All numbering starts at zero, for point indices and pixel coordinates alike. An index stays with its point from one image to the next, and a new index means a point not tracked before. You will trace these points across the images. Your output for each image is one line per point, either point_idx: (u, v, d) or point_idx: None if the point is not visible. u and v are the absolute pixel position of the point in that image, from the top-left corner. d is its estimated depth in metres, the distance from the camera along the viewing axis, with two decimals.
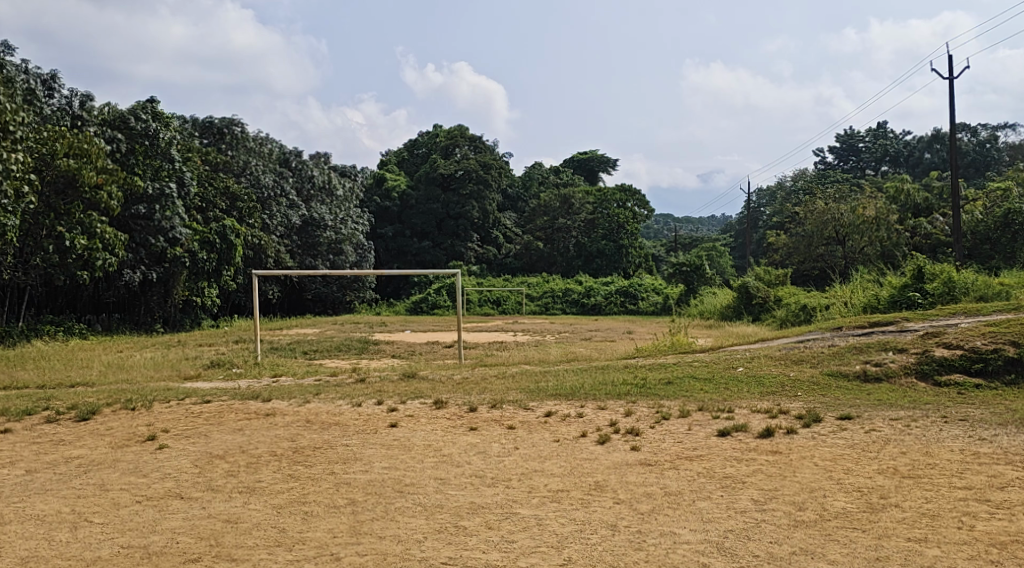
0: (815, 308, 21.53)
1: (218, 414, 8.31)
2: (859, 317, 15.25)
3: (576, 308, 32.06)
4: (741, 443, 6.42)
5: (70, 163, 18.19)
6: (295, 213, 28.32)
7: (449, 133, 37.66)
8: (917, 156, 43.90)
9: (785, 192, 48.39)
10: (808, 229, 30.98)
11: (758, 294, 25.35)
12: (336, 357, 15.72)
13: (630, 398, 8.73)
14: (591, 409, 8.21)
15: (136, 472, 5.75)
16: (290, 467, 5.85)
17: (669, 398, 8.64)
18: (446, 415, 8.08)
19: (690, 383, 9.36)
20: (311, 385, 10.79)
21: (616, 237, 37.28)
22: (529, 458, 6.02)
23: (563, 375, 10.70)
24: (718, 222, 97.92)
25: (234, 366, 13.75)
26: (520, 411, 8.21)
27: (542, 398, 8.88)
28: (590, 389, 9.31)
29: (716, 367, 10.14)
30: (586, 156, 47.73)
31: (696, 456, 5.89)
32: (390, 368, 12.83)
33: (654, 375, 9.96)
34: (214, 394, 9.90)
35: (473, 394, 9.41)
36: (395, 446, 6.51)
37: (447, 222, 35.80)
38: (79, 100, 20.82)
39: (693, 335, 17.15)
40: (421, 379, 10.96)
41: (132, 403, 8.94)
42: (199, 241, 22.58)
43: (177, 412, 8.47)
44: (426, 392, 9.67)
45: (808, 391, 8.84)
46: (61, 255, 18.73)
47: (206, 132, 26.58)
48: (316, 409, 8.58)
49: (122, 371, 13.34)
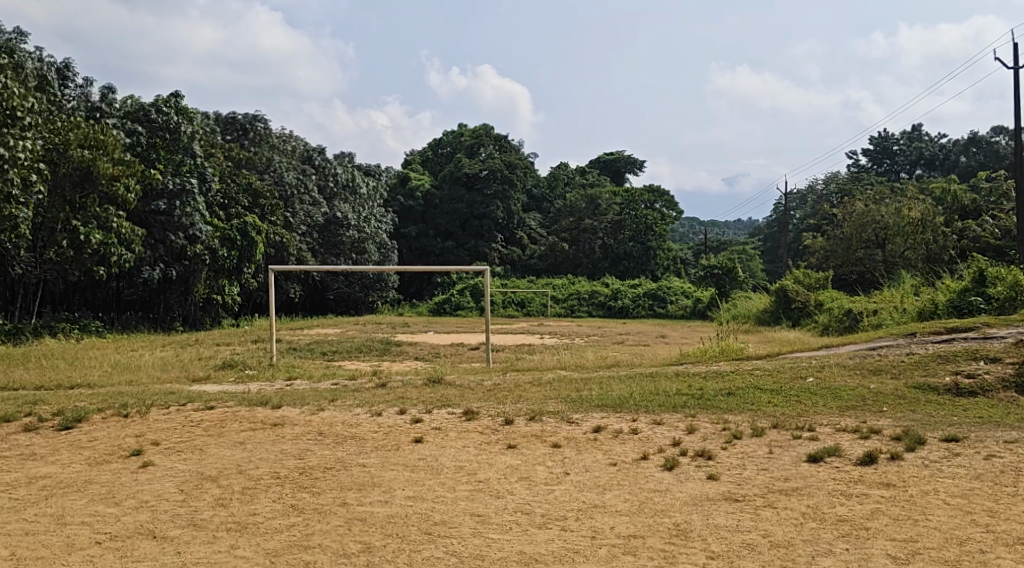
0: (862, 313, 20.20)
1: (219, 424, 7.30)
2: (920, 323, 14.03)
3: (602, 311, 30.89)
4: (841, 472, 5.44)
5: (84, 155, 17.31)
6: (317, 210, 27.36)
7: (475, 132, 36.86)
8: (954, 160, 42.37)
9: (818, 195, 47.10)
10: (847, 232, 29.84)
11: (797, 299, 24.09)
12: (357, 360, 14.73)
13: (689, 410, 7.69)
14: (645, 424, 7.15)
15: (107, 498, 4.72)
16: (294, 495, 4.79)
17: (733, 412, 7.62)
18: (478, 428, 7.02)
19: (755, 395, 8.35)
20: (327, 390, 9.76)
21: (643, 239, 36.03)
22: (585, 488, 4.93)
23: (608, 382, 9.59)
24: (746, 226, 96.09)
25: (247, 368, 12.77)
26: (564, 425, 7.13)
27: (588, 409, 7.84)
28: (641, 399, 8.24)
29: (783, 378, 9.09)
30: (614, 157, 46.57)
31: (793, 491, 4.89)
32: (414, 371, 11.80)
33: (712, 385, 8.88)
34: (221, 399, 8.93)
35: (507, 403, 8.33)
36: (420, 469, 5.45)
37: (471, 222, 34.77)
38: (100, 92, 20.14)
39: (741, 339, 16.06)
40: (448, 385, 9.91)
41: (127, 410, 7.97)
42: (219, 238, 21.61)
43: (175, 420, 7.47)
44: (454, 400, 8.60)
45: (894, 407, 7.89)
46: (75, 250, 17.94)
47: (228, 127, 25.73)
48: (330, 418, 7.56)
49: (127, 372, 12.39)
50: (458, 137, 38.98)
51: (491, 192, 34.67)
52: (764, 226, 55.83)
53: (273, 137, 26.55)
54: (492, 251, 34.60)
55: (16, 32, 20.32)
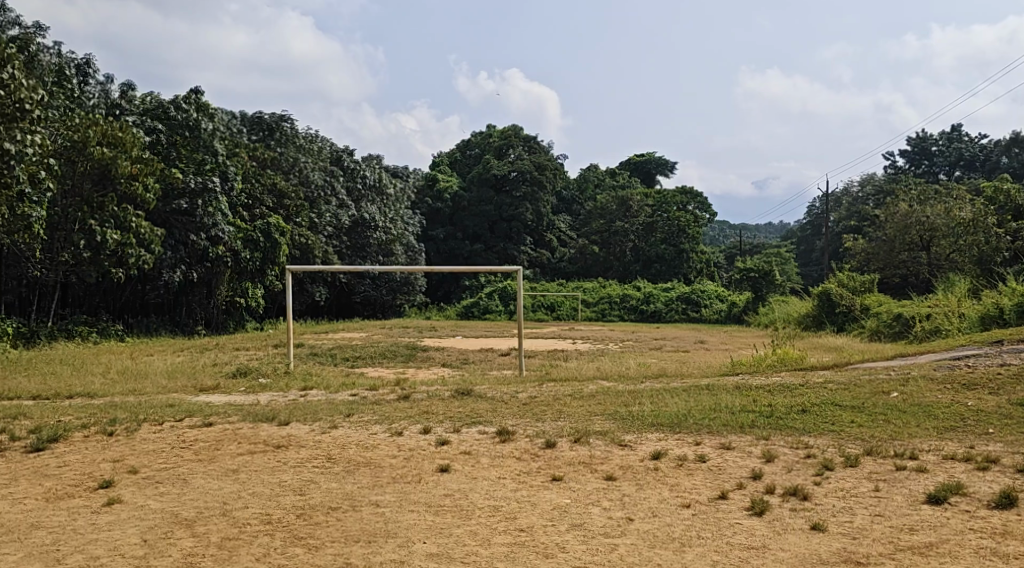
0: (913, 318, 18.81)
1: (215, 445, 6.30)
2: (986, 334, 12.69)
3: (634, 315, 29.74)
4: (980, 517, 4.33)
5: (104, 152, 16.49)
6: (344, 212, 26.46)
7: (504, 133, 35.87)
8: (994, 161, 40.58)
9: (853, 197, 45.44)
10: (889, 234, 28.45)
11: (841, 302, 22.66)
12: (381, 367, 13.75)
13: (760, 432, 6.61)
14: (712, 449, 6.05)
15: (48, 553, 3.81)
16: (285, 551, 3.84)
17: (816, 437, 6.49)
18: (514, 453, 5.97)
19: (834, 414, 7.23)
20: (343, 402, 8.72)
21: (676, 241, 34.60)
22: (656, 543, 3.90)
23: (661, 395, 8.45)
24: (778, 229, 94.12)
25: (260, 376, 11.82)
26: (616, 450, 6.03)
27: (642, 429, 6.76)
28: (704, 418, 7.11)
29: (862, 393, 7.93)
30: (644, 158, 45.31)
31: (929, 550, 3.83)
32: (440, 381, 10.75)
33: (782, 401, 7.73)
34: (224, 413, 7.96)
35: (547, 420, 7.26)
36: (448, 510, 4.41)
37: (500, 224, 33.69)
38: (120, 90, 19.44)
39: (790, 347, 14.80)
40: (479, 399, 8.85)
41: (112, 428, 7.02)
42: (242, 240, 20.80)
43: (165, 441, 6.48)
44: (486, 416, 7.55)
45: (1003, 428, 6.71)
46: (93, 251, 17.05)
47: (254, 127, 24.88)
48: (343, 438, 6.56)
49: (133, 380, 11.48)
50: (487, 139, 37.96)
51: (520, 195, 33.59)
52: (798, 229, 54.21)
53: (299, 137, 25.66)
54: (522, 254, 33.52)
55: (34, 25, 19.64)
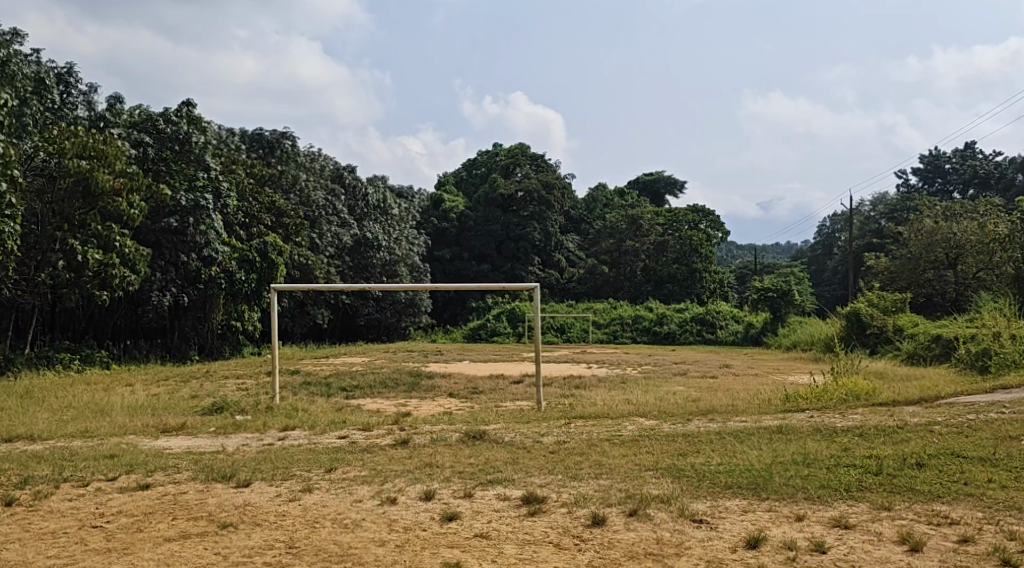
0: (959, 340, 16.99)
1: (138, 524, 4.62)
2: None
3: (648, 337, 27.97)
4: None
5: (82, 165, 14.54)
6: (346, 231, 24.77)
7: (510, 152, 34.52)
8: (1011, 178, 38.85)
9: (865, 216, 43.69)
10: (913, 252, 26.61)
11: (873, 323, 20.88)
12: (379, 399, 12.09)
13: (879, 499, 4.92)
14: (826, 530, 4.35)
15: None
16: None
17: (958, 508, 4.78)
18: (552, 536, 4.30)
19: (965, 470, 5.51)
20: (327, 450, 7.01)
21: (689, 261, 32.79)
22: None
23: (724, 443, 6.64)
24: (783, 251, 91.85)
25: (239, 414, 10.06)
26: (693, 530, 4.36)
27: (716, 495, 5.04)
28: (798, 476, 5.39)
29: (987, 441, 6.19)
30: (653, 177, 43.69)
31: None
32: (447, 418, 8.99)
33: (887, 452, 5.98)
34: (175, 467, 6.25)
35: (587, 479, 5.54)
36: None
37: (508, 244, 31.97)
38: (106, 103, 17.82)
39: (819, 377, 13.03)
40: (495, 445, 7.11)
41: (15, 494, 5.31)
42: (237, 260, 19.01)
43: (75, 518, 4.79)
44: (505, 472, 5.85)
45: None
46: (74, 272, 15.12)
47: (253, 144, 23.38)
48: (316, 510, 4.88)
49: (91, 419, 9.75)
50: (493, 156, 36.49)
51: (528, 214, 31.99)
52: (808, 249, 52.37)
53: (300, 154, 24.15)
54: (530, 274, 31.82)
55: (13, 32, 18.03)
